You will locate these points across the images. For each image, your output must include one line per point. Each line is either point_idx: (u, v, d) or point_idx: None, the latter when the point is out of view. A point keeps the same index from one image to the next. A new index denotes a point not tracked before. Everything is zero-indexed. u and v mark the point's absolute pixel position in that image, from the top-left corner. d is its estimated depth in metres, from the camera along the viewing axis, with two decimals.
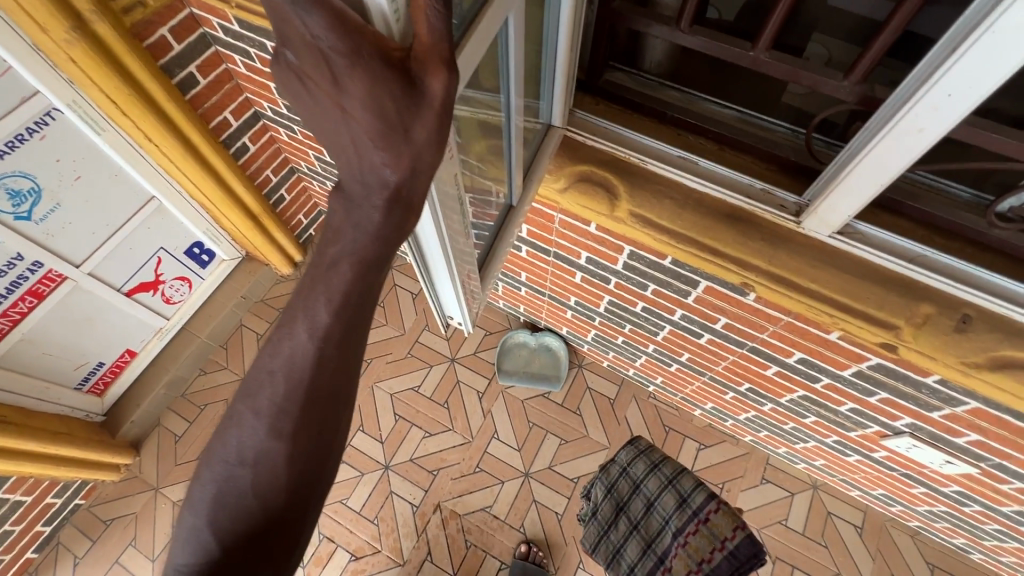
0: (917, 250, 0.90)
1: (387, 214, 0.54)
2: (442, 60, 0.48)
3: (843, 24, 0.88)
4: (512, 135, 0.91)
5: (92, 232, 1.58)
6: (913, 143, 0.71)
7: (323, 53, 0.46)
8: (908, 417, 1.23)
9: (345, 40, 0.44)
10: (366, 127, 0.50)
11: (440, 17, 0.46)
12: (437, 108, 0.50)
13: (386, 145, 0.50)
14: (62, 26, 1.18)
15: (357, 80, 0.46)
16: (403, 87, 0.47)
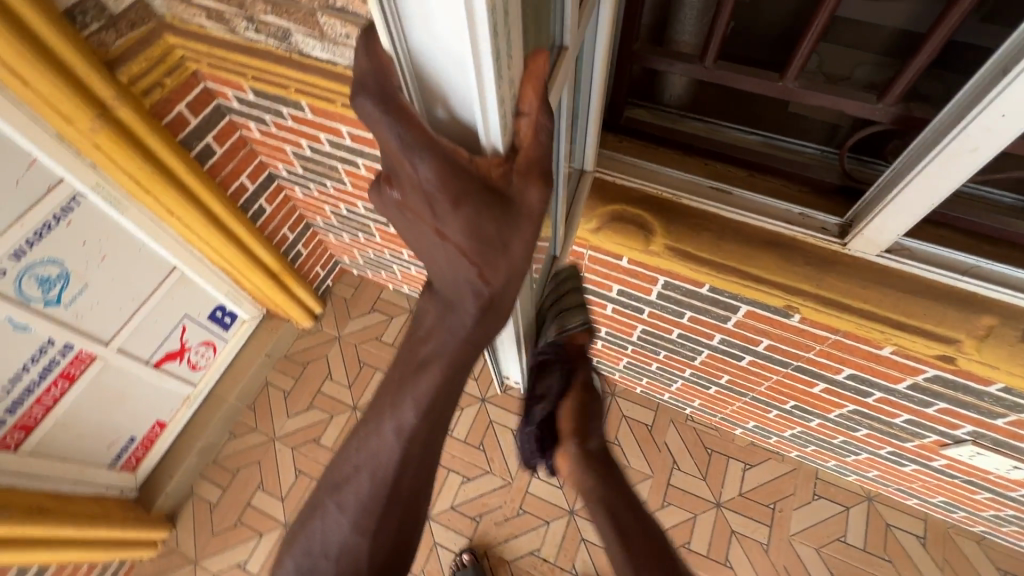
0: (967, 261, 0.88)
1: (479, 317, 0.57)
2: (541, 176, 0.51)
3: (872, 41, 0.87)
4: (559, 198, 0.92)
5: (120, 309, 1.58)
6: (966, 163, 0.71)
7: (427, 193, 0.49)
8: (969, 425, 1.19)
9: (450, 181, 0.47)
10: (463, 246, 0.51)
11: (546, 136, 0.50)
12: (535, 221, 0.52)
13: (484, 262, 0.52)
14: (86, 116, 1.20)
15: (463, 211, 0.49)
16: (506, 208, 0.50)
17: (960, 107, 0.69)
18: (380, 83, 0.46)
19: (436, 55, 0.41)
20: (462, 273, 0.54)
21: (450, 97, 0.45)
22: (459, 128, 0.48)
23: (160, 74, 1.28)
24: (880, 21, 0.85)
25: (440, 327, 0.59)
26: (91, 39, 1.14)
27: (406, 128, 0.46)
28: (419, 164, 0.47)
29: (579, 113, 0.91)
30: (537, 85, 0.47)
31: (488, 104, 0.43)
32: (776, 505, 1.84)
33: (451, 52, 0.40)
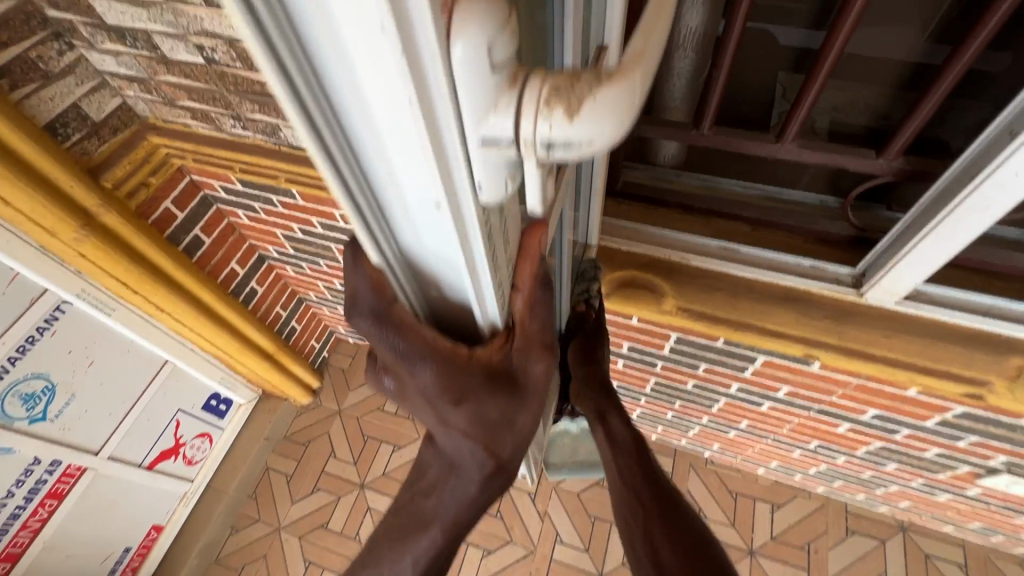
0: (987, 302, 0.89)
1: (483, 484, 0.55)
2: (542, 347, 0.54)
3: (882, 69, 0.88)
4: (562, 276, 0.88)
5: (110, 413, 1.50)
6: (982, 218, 0.71)
7: (429, 395, 0.48)
8: (1003, 456, 1.17)
9: (455, 381, 0.47)
10: (468, 430, 0.50)
11: (540, 309, 0.53)
12: (540, 393, 0.54)
13: (491, 439, 0.51)
14: (70, 227, 1.16)
15: (468, 405, 0.49)
16: (511, 389, 0.51)
17: (971, 164, 0.70)
18: (376, 299, 0.45)
19: (430, 257, 0.43)
20: (469, 452, 0.52)
21: (448, 292, 0.47)
22: (459, 314, 0.50)
23: (144, 174, 1.26)
24: (885, 56, 0.87)
25: (442, 487, 0.55)
26: (73, 148, 1.13)
27: (406, 339, 0.46)
28: (422, 372, 0.47)
29: (581, 202, 0.90)
30: (532, 270, 0.51)
31: (484, 292, 0.45)
32: (810, 546, 1.77)
33: (448, 260, 0.42)
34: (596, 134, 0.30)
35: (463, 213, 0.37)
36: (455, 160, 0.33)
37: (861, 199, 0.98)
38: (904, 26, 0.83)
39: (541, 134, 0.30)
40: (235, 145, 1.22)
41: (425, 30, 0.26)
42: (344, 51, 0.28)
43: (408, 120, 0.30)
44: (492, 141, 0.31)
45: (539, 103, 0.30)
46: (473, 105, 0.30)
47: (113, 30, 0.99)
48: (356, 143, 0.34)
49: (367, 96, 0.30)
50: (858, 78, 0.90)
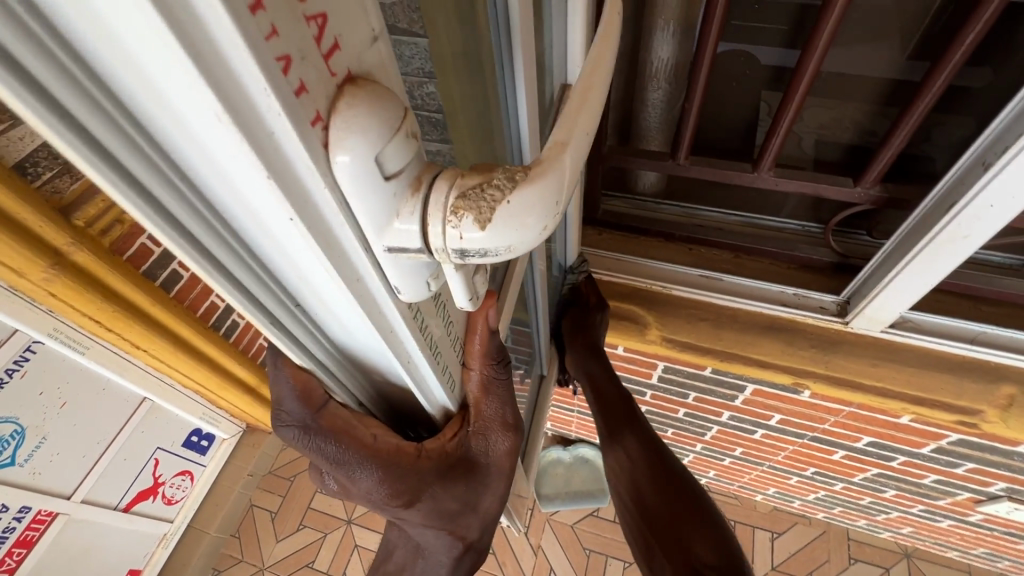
0: (975, 329, 0.86)
1: (455, 563, 0.53)
2: (504, 425, 0.50)
3: (861, 88, 0.86)
4: (539, 304, 0.87)
5: (83, 455, 1.46)
6: (961, 248, 0.69)
7: (378, 501, 0.43)
8: (1002, 482, 1.13)
9: (404, 483, 0.43)
10: (426, 522, 0.47)
11: (498, 385, 0.48)
12: (502, 472, 0.51)
13: (452, 524, 0.49)
14: (40, 266, 1.14)
15: (422, 502, 0.45)
16: (468, 475, 0.49)
17: (946, 194, 0.69)
18: (303, 410, 0.39)
19: (364, 351, 0.38)
20: (432, 538, 0.50)
21: (389, 381, 0.42)
22: (405, 398, 0.45)
23: (119, 210, 1.26)
24: (865, 74, 0.84)
25: (412, 570, 0.54)
26: (44, 188, 1.12)
27: (342, 447, 0.40)
28: (364, 479, 0.41)
29: (557, 234, 0.91)
30: (483, 349, 0.46)
31: (426, 380, 0.41)
32: None
33: (379, 352, 0.37)
34: (517, 241, 0.25)
35: (384, 313, 0.32)
36: (361, 266, 0.28)
37: (843, 225, 0.96)
38: (883, 44, 0.80)
39: (456, 244, 0.25)
40: None
41: (290, 141, 0.21)
42: (202, 163, 0.22)
43: (294, 232, 0.25)
44: (401, 248, 0.26)
45: (449, 210, 0.25)
46: (368, 215, 0.25)
47: None
48: (245, 251, 0.29)
49: (241, 205, 0.25)
50: (839, 97, 0.88)
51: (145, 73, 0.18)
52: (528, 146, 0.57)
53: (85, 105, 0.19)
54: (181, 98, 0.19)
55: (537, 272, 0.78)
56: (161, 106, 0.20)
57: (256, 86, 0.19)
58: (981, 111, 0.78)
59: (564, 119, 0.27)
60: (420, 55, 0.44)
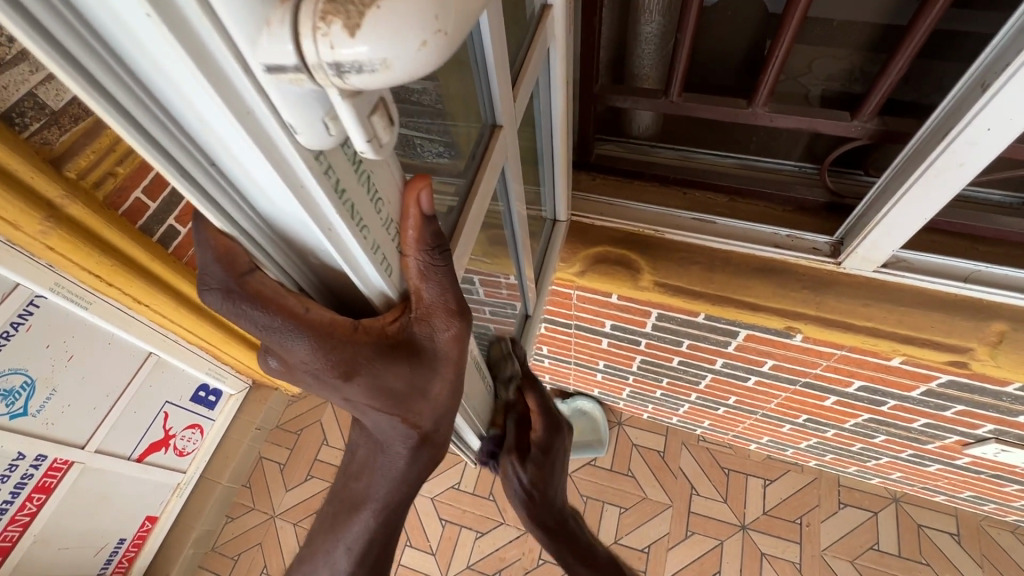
0: (968, 267, 0.86)
1: (412, 456, 0.53)
2: (449, 310, 0.46)
3: (860, 33, 0.83)
4: (519, 243, 0.85)
5: (94, 407, 1.50)
6: (956, 178, 0.68)
7: (312, 371, 0.44)
8: (990, 424, 1.15)
9: (333, 357, 0.43)
10: (371, 403, 0.47)
11: (439, 272, 0.45)
12: (451, 359, 0.49)
13: (403, 409, 0.48)
14: (35, 219, 1.14)
15: (362, 377, 0.45)
16: (414, 359, 0.47)
17: (941, 123, 0.67)
18: (225, 274, 0.40)
19: (287, 217, 0.37)
20: (386, 426, 0.50)
21: (323, 260, 0.42)
22: (340, 278, 0.45)
23: (111, 163, 1.25)
24: (855, 17, 0.81)
25: (373, 472, 0.54)
26: (34, 139, 1.11)
27: (269, 314, 0.41)
28: (298, 348, 0.42)
29: (543, 174, 0.91)
30: (418, 234, 0.43)
31: (356, 256, 0.40)
32: (803, 519, 1.77)
33: (297, 219, 0.36)
34: (393, 55, 0.23)
35: (289, 163, 0.31)
36: (250, 97, 0.27)
37: (836, 166, 0.94)
38: None
39: (329, 56, 0.24)
40: None
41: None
42: None
43: (159, 39, 0.23)
44: (279, 68, 0.25)
45: (318, 17, 0.23)
46: (235, 20, 0.23)
47: None
48: (134, 83, 0.27)
49: (110, 17, 0.23)
50: (831, 41, 0.85)
51: None
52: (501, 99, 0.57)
53: None
54: None
55: (515, 210, 0.77)
56: None
57: None
58: (977, 48, 0.76)
59: None
60: None
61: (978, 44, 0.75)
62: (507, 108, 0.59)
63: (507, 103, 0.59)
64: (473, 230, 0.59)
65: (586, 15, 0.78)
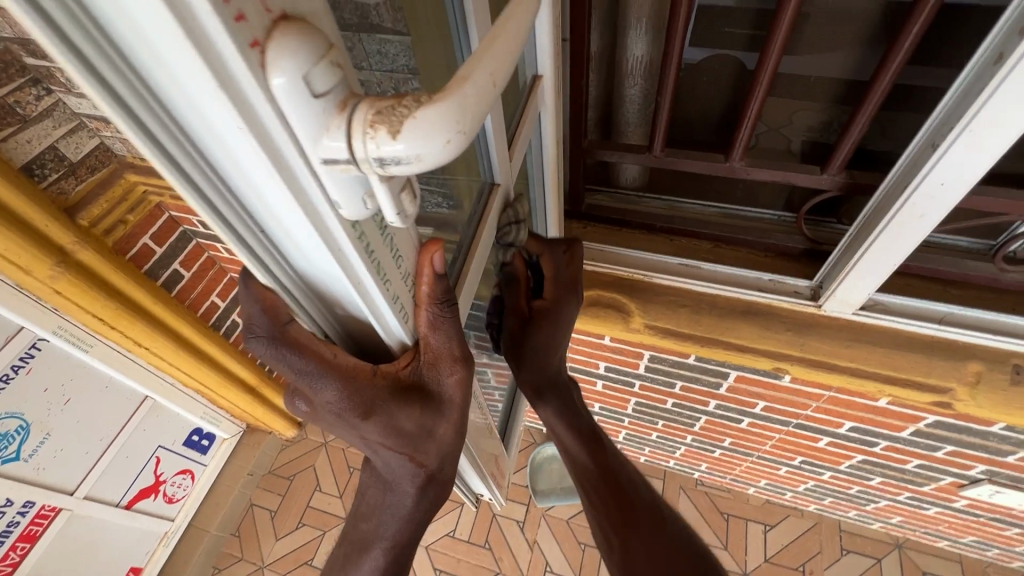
0: (942, 309, 0.90)
1: (419, 494, 0.54)
2: (454, 357, 0.50)
3: (827, 90, 0.90)
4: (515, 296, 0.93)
5: (86, 452, 1.49)
6: (918, 227, 0.73)
7: (335, 412, 0.46)
8: (982, 465, 1.16)
9: (354, 399, 0.45)
10: (384, 442, 0.48)
11: (449, 324, 0.49)
12: (456, 403, 0.51)
13: (411, 450, 0.50)
14: (46, 265, 1.17)
15: (378, 418, 0.47)
16: (425, 402, 0.49)
17: (902, 176, 0.73)
18: (269, 324, 0.43)
19: (323, 276, 0.41)
20: (395, 465, 0.51)
21: (349, 312, 0.46)
22: (365, 330, 0.48)
23: (122, 212, 1.29)
24: (821, 74, 0.88)
25: (381, 509, 0.56)
26: (50, 188, 1.15)
27: (305, 360, 0.44)
28: (325, 391, 0.45)
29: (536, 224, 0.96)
30: (429, 291, 0.47)
31: (380, 307, 0.44)
32: (805, 568, 1.73)
33: (332, 278, 0.40)
34: (424, 151, 0.27)
35: (332, 233, 0.36)
36: (305, 179, 0.32)
37: (812, 213, 1.00)
38: (838, 49, 0.84)
39: (374, 153, 0.28)
40: None
41: (233, 59, 0.25)
42: (171, 87, 0.26)
43: (243, 142, 0.28)
44: (333, 160, 0.29)
45: (366, 124, 0.28)
46: (303, 127, 0.28)
47: None
48: (209, 168, 0.32)
49: (203, 124, 0.28)
50: (799, 96, 0.92)
51: (129, 14, 0.23)
52: (498, 161, 0.63)
53: (82, 34, 0.23)
54: (150, 25, 0.23)
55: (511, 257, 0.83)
56: (145, 48, 0.24)
57: (204, 11, 0.23)
58: (930, 105, 0.82)
59: (478, 53, 0.30)
60: (402, 51, 0.52)
61: (930, 102, 0.82)
62: (504, 167, 0.65)
63: (504, 162, 0.64)
64: (475, 280, 0.64)
65: (573, 80, 0.86)
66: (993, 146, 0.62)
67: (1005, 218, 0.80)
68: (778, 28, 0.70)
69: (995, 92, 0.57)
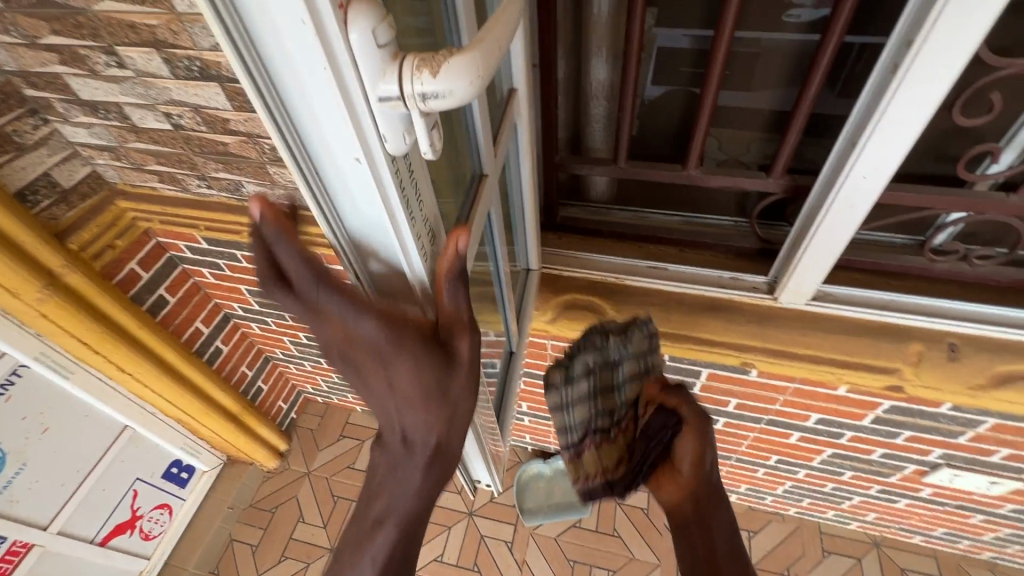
0: (884, 297, 1.01)
1: (427, 468, 0.65)
2: (465, 325, 0.60)
3: (757, 120, 1.01)
4: (506, 302, 1.01)
5: (62, 484, 1.46)
6: (849, 218, 0.83)
7: (373, 357, 0.57)
8: (939, 449, 1.24)
9: (388, 345, 0.56)
10: (407, 392, 0.59)
11: (463, 298, 0.59)
12: (465, 366, 0.61)
13: (426, 404, 0.60)
14: (34, 287, 1.19)
15: (408, 363, 0.57)
16: (440, 360, 0.59)
17: (831, 175, 0.83)
18: (318, 274, 0.54)
19: (363, 213, 0.51)
20: (413, 424, 0.62)
21: (379, 252, 0.55)
22: (391, 272, 0.58)
23: (111, 237, 1.32)
24: (757, 107, 0.99)
25: (392, 479, 0.66)
26: (42, 214, 1.18)
27: (348, 307, 0.54)
28: (365, 330, 0.55)
29: (515, 232, 1.04)
30: (451, 270, 0.56)
31: (407, 244, 0.53)
32: (790, 571, 1.76)
33: (370, 214, 0.50)
34: (456, 84, 0.39)
35: (378, 168, 0.46)
36: (363, 120, 0.42)
37: (765, 218, 1.11)
38: (764, 90, 0.96)
39: (418, 88, 0.39)
40: (202, 205, 1.30)
41: (327, 17, 0.36)
42: (274, 42, 0.37)
43: (323, 84, 0.39)
44: (387, 98, 0.40)
45: (414, 68, 0.39)
46: (368, 71, 0.39)
47: (88, 104, 1.09)
48: (285, 113, 0.42)
49: (291, 72, 0.39)
50: (742, 123, 1.03)
51: None
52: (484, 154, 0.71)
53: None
54: None
55: (498, 252, 0.91)
56: (263, 11, 0.36)
57: None
58: None
59: (483, 29, 0.43)
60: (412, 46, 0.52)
61: None
62: (490, 159, 0.73)
63: (490, 154, 0.73)
64: (472, 251, 0.72)
65: (544, 100, 0.96)
66: (900, 145, 0.73)
67: (926, 212, 0.91)
68: (718, 48, 0.81)
69: (894, 93, 0.68)
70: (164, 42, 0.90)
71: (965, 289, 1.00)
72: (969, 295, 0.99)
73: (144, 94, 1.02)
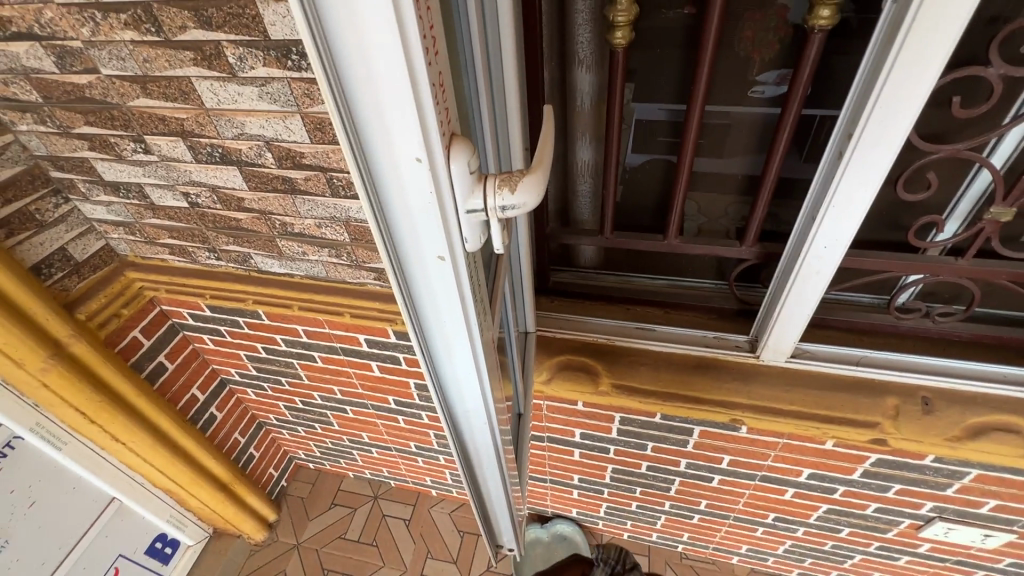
0: (857, 353, 1.07)
1: None
2: None
3: (733, 184, 1.11)
4: (516, 365, 1.05)
5: (43, 562, 1.41)
6: (818, 281, 0.91)
7: None
8: (930, 502, 1.26)
9: None
10: None
11: None
12: None
13: None
14: (39, 357, 1.21)
15: None
16: None
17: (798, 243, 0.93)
18: None
19: (437, 299, 0.57)
20: None
21: (442, 330, 0.61)
22: (449, 345, 0.63)
23: (117, 305, 1.35)
24: (729, 172, 1.09)
25: None
26: (53, 286, 1.22)
27: None
28: None
29: (518, 300, 1.09)
30: None
31: (472, 323, 0.60)
32: None
33: (444, 301, 0.57)
34: (532, 198, 0.48)
35: (457, 263, 0.53)
36: (453, 227, 0.49)
37: (742, 281, 1.19)
38: (737, 154, 1.06)
39: (501, 202, 0.48)
40: (208, 274, 1.35)
41: (438, 153, 0.43)
42: (390, 171, 0.44)
43: (428, 202, 0.46)
44: (475, 209, 0.48)
45: (497, 186, 0.48)
46: (462, 190, 0.47)
47: (110, 185, 1.17)
48: (386, 225, 0.48)
49: (399, 193, 0.46)
50: (717, 189, 1.12)
51: (389, 134, 0.41)
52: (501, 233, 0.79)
53: (358, 140, 0.41)
54: (400, 137, 0.41)
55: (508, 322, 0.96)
56: (386, 149, 0.43)
57: (433, 129, 0.42)
58: None
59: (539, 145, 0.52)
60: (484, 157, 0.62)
61: None
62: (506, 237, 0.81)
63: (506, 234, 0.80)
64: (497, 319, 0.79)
65: None
66: (853, 218, 0.83)
67: (888, 275, 1.00)
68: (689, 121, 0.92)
69: (842, 175, 0.79)
70: (190, 132, 0.99)
71: (931, 345, 1.08)
72: (936, 350, 1.07)
73: (165, 176, 1.10)
